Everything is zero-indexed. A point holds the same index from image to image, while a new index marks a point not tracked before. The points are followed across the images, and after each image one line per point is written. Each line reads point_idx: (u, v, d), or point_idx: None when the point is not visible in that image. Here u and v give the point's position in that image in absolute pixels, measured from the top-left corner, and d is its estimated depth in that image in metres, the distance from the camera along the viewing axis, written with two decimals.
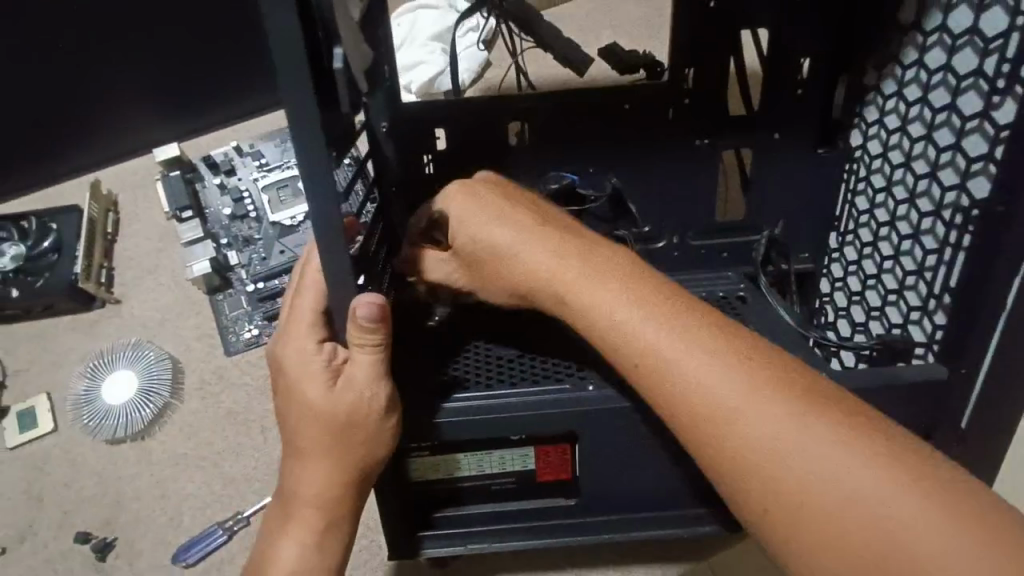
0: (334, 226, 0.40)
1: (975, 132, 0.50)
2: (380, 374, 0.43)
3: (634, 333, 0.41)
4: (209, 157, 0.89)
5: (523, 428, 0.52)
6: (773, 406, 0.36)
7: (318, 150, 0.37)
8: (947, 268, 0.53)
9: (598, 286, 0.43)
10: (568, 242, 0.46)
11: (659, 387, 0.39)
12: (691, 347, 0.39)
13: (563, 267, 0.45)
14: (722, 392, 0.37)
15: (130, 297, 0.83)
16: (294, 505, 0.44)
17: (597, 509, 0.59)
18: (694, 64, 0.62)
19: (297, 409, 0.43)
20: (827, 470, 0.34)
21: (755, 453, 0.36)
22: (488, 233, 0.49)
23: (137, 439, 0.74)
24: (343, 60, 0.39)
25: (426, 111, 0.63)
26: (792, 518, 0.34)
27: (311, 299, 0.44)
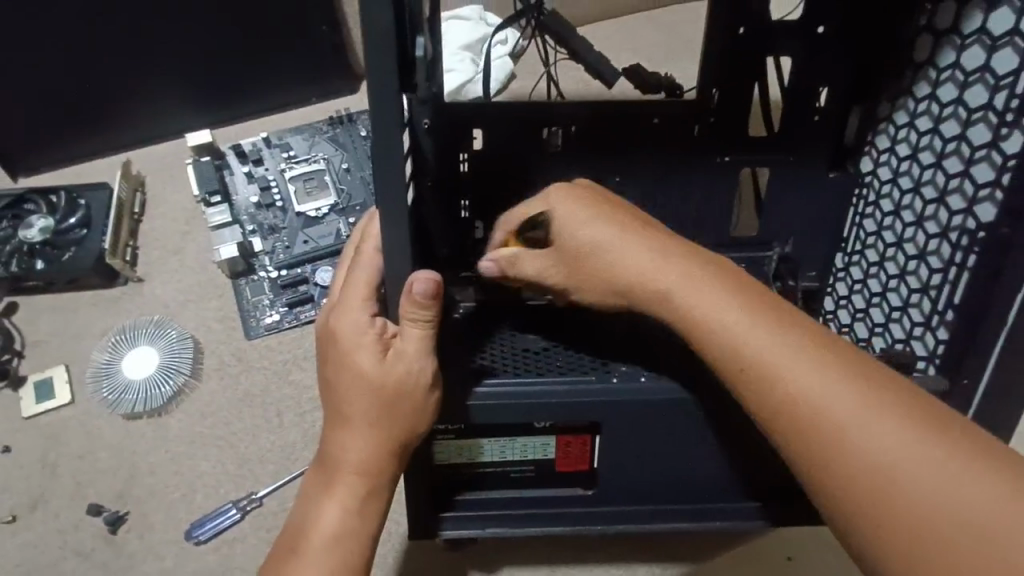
0: (402, 205, 0.43)
1: (983, 160, 0.55)
2: (428, 350, 0.46)
3: (721, 326, 0.44)
4: (238, 145, 0.91)
5: (550, 414, 0.55)
6: (842, 394, 0.39)
7: (394, 130, 0.41)
8: (952, 286, 0.57)
9: (689, 287, 0.46)
10: (669, 246, 0.50)
11: (737, 368, 0.43)
12: (765, 325, 0.43)
13: (671, 277, 0.48)
14: (798, 377, 0.41)
15: (152, 276, 0.84)
16: (339, 470, 0.48)
17: (610, 500, 0.61)
18: (721, 85, 0.67)
19: (346, 378, 0.46)
20: (893, 452, 0.37)
21: (828, 433, 0.39)
22: (604, 238, 0.51)
23: (153, 415, 0.74)
24: (422, 49, 0.45)
25: (465, 110, 0.66)
26: (860, 491, 0.38)
27: (367, 273, 0.47)
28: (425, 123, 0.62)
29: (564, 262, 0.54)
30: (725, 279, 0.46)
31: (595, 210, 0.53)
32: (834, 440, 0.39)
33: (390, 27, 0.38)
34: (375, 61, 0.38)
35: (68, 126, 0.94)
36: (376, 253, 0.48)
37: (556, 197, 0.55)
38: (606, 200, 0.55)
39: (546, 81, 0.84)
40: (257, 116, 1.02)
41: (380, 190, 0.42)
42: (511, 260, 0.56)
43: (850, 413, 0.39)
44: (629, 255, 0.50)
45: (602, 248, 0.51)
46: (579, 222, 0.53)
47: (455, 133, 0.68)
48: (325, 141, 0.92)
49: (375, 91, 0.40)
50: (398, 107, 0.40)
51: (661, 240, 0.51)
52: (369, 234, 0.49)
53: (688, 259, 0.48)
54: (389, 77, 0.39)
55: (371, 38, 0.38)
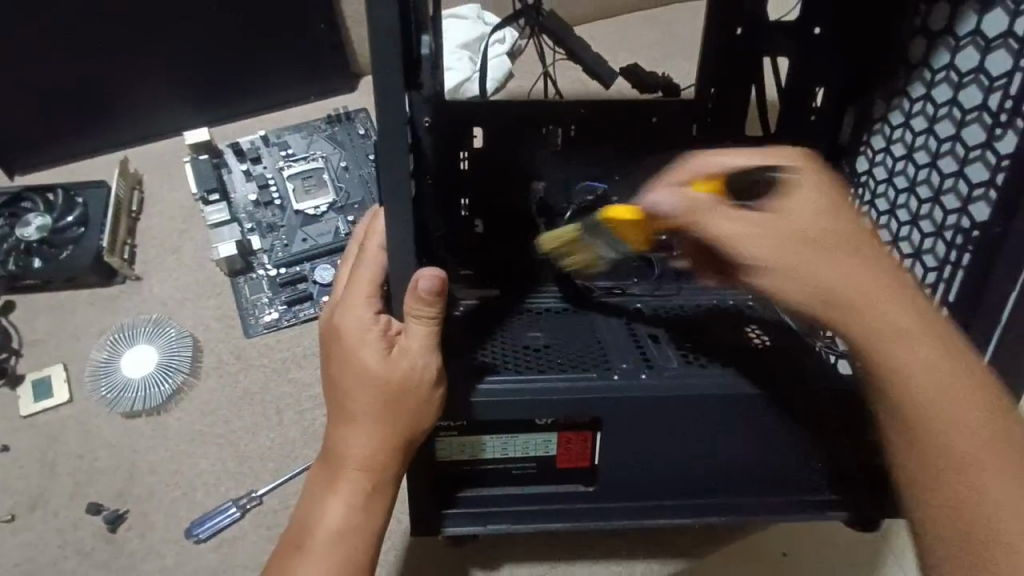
0: (405, 200, 0.43)
1: (977, 160, 0.55)
2: (433, 347, 0.46)
3: (881, 321, 0.42)
4: (236, 144, 0.91)
5: (551, 411, 0.56)
6: (962, 408, 0.40)
7: (395, 127, 0.41)
8: (947, 284, 0.58)
9: (868, 287, 0.42)
10: (870, 251, 0.43)
11: (884, 359, 0.41)
12: (920, 332, 0.41)
13: (869, 287, 0.42)
14: (935, 385, 0.40)
15: (150, 274, 0.84)
16: (342, 466, 0.48)
17: (610, 497, 0.62)
18: (718, 86, 0.69)
19: (350, 375, 0.47)
20: (990, 477, 0.38)
21: (944, 452, 0.39)
22: (830, 231, 0.43)
23: (152, 414, 0.74)
24: (425, 48, 0.45)
25: (467, 109, 0.67)
26: (950, 511, 0.39)
27: (371, 271, 0.48)
28: (426, 122, 0.63)
29: (766, 237, 0.43)
30: (903, 292, 0.42)
31: (817, 196, 0.44)
32: (947, 460, 0.39)
33: (395, 27, 0.38)
34: (380, 58, 0.39)
35: (64, 124, 0.94)
36: (380, 251, 0.48)
37: (783, 163, 0.46)
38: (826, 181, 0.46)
39: (546, 80, 0.84)
40: (254, 114, 1.01)
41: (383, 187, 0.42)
42: (703, 212, 0.45)
43: (973, 443, 0.39)
44: (842, 255, 0.43)
45: (839, 246, 0.43)
46: (810, 202, 0.44)
47: (456, 132, 0.68)
48: (323, 140, 0.92)
49: (379, 90, 0.40)
50: (402, 105, 0.40)
51: (864, 243, 0.43)
52: (373, 233, 0.50)
53: (878, 266, 0.43)
54: (392, 76, 0.39)
55: (378, 36, 0.38)
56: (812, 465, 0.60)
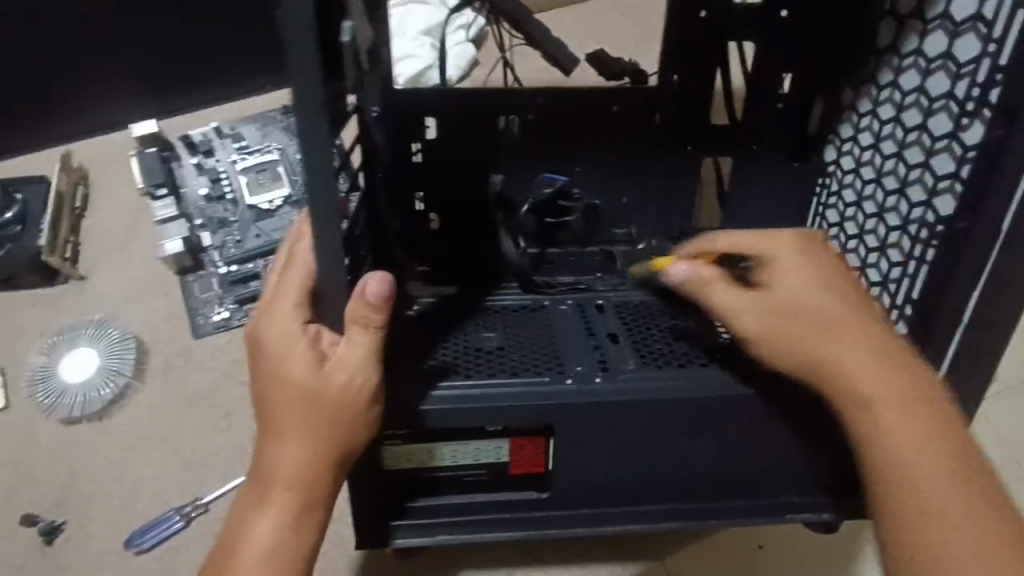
0: (332, 200, 0.39)
1: (944, 151, 0.52)
2: (372, 359, 0.44)
3: (839, 353, 0.46)
4: (188, 137, 0.88)
5: (502, 418, 0.53)
6: (908, 429, 0.44)
7: (318, 121, 0.37)
8: (911, 280, 0.55)
9: (842, 333, 0.46)
10: (848, 307, 0.48)
11: (842, 385, 0.46)
12: (878, 362, 0.45)
13: (850, 340, 0.46)
14: (883, 404, 0.44)
15: (94, 274, 0.80)
16: (270, 484, 0.45)
17: (565, 504, 0.59)
18: (684, 72, 0.65)
19: (276, 389, 0.44)
20: (932, 491, 0.42)
21: (908, 478, 0.42)
22: (812, 298, 0.48)
23: (94, 419, 0.71)
24: (350, 33, 0.39)
25: (419, 97, 0.63)
26: (909, 533, 0.42)
27: (300, 278, 0.44)
28: (374, 111, 0.59)
29: (761, 308, 0.49)
30: (893, 360, 0.45)
31: (812, 269, 0.50)
32: (907, 487, 0.42)
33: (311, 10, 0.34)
34: (293, 40, 0.35)
35: None
36: (309, 258, 0.45)
37: (790, 244, 0.51)
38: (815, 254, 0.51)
39: (505, 68, 0.80)
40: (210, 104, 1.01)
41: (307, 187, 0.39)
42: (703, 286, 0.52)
43: (939, 502, 0.41)
44: (822, 317, 0.47)
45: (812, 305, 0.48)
46: (799, 273, 0.49)
47: (406, 123, 0.64)
48: (279, 130, 0.88)
49: (294, 82, 0.36)
50: (323, 98, 0.36)
51: (848, 303, 0.48)
52: (302, 236, 0.47)
53: (854, 319, 0.47)
54: (309, 61, 0.35)
55: (288, 14, 0.34)
56: (773, 466, 0.58)
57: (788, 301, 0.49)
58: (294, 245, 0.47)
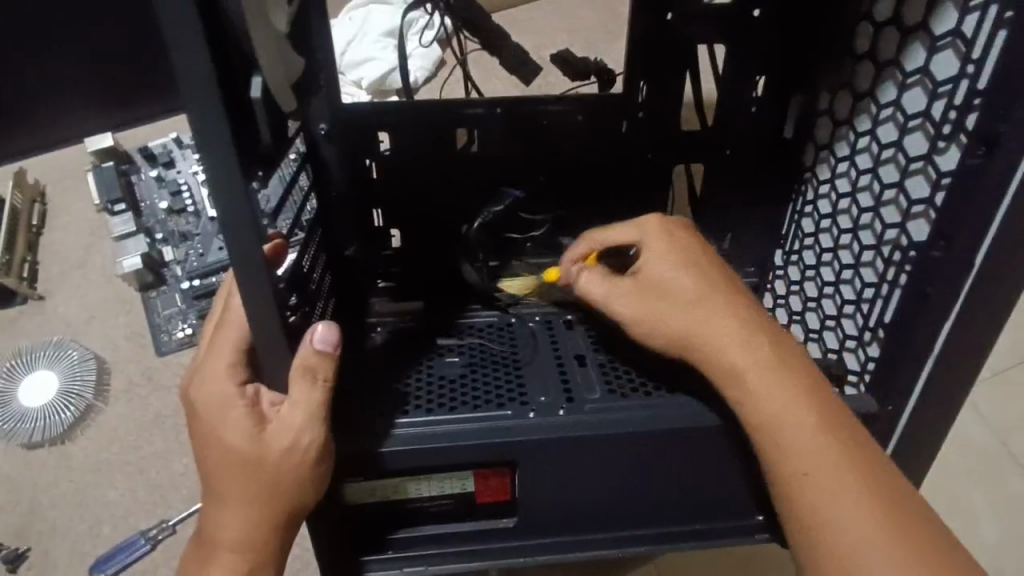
0: (257, 257, 0.37)
1: (919, 173, 0.49)
2: (316, 416, 0.41)
3: (722, 354, 0.46)
4: (146, 148, 0.87)
5: (462, 456, 0.51)
6: (797, 429, 0.43)
7: (236, 185, 0.35)
8: (884, 303, 0.53)
9: (721, 329, 0.46)
10: (718, 299, 0.48)
11: (728, 385, 0.45)
12: (756, 357, 0.45)
13: (714, 314, 0.47)
14: (769, 404, 0.44)
15: (54, 294, 0.81)
16: (210, 548, 0.42)
17: (533, 532, 0.57)
18: (649, 78, 0.61)
19: (210, 454, 0.41)
20: (822, 493, 0.41)
21: (781, 447, 0.43)
22: (675, 275, 0.50)
23: (55, 443, 0.71)
24: (263, 88, 0.37)
25: (371, 111, 0.60)
26: (792, 501, 0.42)
27: (235, 334, 0.43)
28: (322, 128, 0.57)
29: (637, 297, 0.51)
30: (772, 355, 0.45)
31: (676, 247, 0.51)
32: (782, 458, 0.43)
33: (207, 60, 0.31)
34: (198, 105, 0.32)
35: None
36: (243, 315, 0.43)
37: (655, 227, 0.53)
38: (684, 241, 0.52)
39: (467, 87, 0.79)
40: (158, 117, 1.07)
41: (230, 249, 0.37)
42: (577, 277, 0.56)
43: (828, 502, 0.41)
44: (697, 311, 0.48)
45: (683, 296, 0.49)
46: (663, 252, 0.51)
47: (358, 140, 0.61)
48: None
49: (199, 137, 0.33)
50: (234, 153, 0.34)
51: (718, 296, 0.48)
52: (236, 290, 0.45)
53: (726, 312, 0.47)
54: (219, 122, 0.33)
55: (184, 74, 0.31)
56: (744, 489, 0.57)
57: (658, 280, 0.50)
58: (230, 300, 0.45)
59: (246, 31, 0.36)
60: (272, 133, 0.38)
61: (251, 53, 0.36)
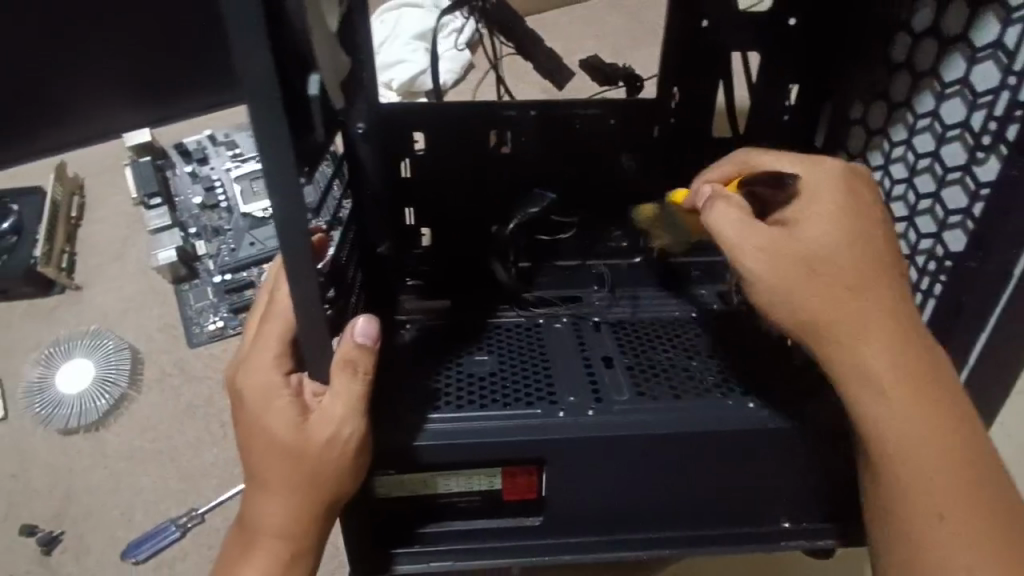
0: (306, 250, 0.38)
1: (956, 184, 0.49)
2: (356, 409, 0.42)
3: (872, 354, 0.43)
4: (181, 145, 0.89)
5: (491, 453, 0.52)
6: (925, 442, 0.43)
7: (289, 180, 0.35)
8: (916, 312, 0.53)
9: (872, 330, 0.44)
10: (873, 291, 0.45)
11: (873, 383, 0.43)
12: (897, 362, 0.43)
13: (874, 299, 0.45)
14: (904, 413, 0.43)
15: (90, 284, 0.83)
16: (253, 533, 0.43)
17: (559, 530, 0.58)
18: (682, 84, 0.62)
19: (255, 442, 0.42)
20: (930, 504, 0.42)
21: (909, 452, 0.43)
22: (841, 246, 0.46)
23: (90, 430, 0.72)
24: (318, 87, 0.38)
25: (406, 111, 0.61)
26: (897, 500, 0.43)
27: (280, 326, 0.44)
28: (359, 127, 0.55)
29: (786, 269, 0.45)
30: (917, 360, 0.44)
31: (846, 212, 0.46)
32: (902, 464, 0.43)
33: (270, 58, 0.32)
34: (258, 102, 0.33)
35: None
36: (289, 307, 0.44)
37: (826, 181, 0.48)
38: (846, 213, 0.47)
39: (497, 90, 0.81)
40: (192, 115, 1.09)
41: (281, 243, 0.37)
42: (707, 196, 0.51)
43: (935, 511, 0.42)
44: (848, 304, 0.44)
45: (837, 285, 0.45)
46: (830, 215, 0.46)
47: (394, 140, 0.62)
48: None
49: (257, 132, 0.34)
50: (291, 149, 0.35)
51: (873, 290, 0.45)
52: (282, 283, 0.46)
53: (882, 310, 0.44)
54: (278, 119, 0.34)
55: (247, 72, 0.32)
56: (771, 495, 0.57)
57: (813, 257, 0.45)
58: (275, 292, 0.46)
59: (305, 32, 0.37)
60: (323, 132, 0.39)
61: (307, 53, 0.37)
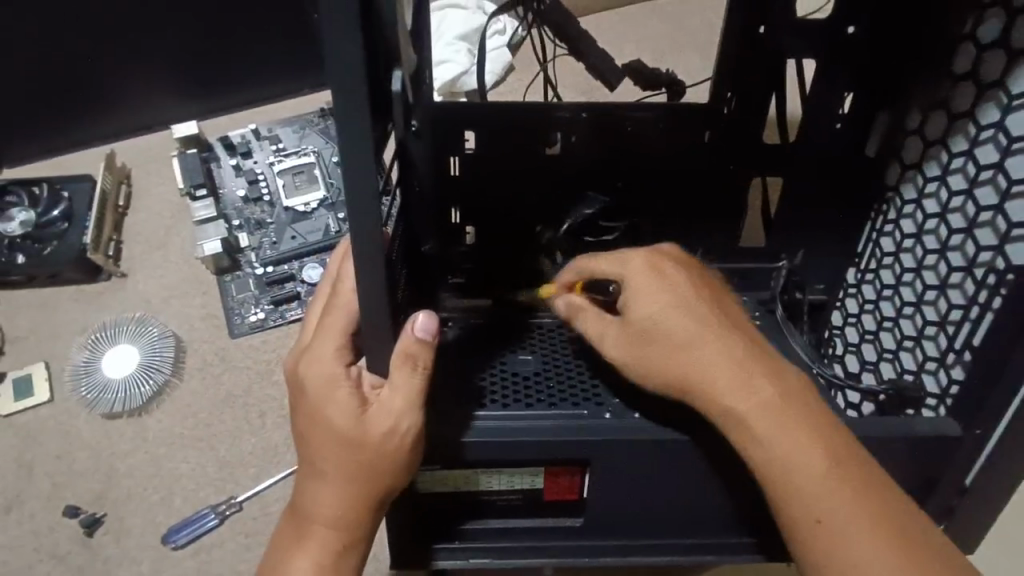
0: (377, 242, 0.38)
1: (1021, 197, 0.49)
2: (416, 403, 0.43)
3: (723, 396, 0.45)
4: (226, 138, 0.90)
5: (538, 454, 0.51)
6: (804, 461, 0.43)
7: (366, 174, 0.36)
8: (972, 325, 0.52)
9: (721, 371, 0.46)
10: (713, 334, 0.48)
11: (733, 425, 0.45)
12: (748, 392, 0.45)
13: (713, 361, 0.47)
14: (770, 438, 0.44)
15: (136, 272, 0.84)
16: (307, 521, 0.44)
17: (598, 532, 0.58)
18: (737, 89, 0.61)
19: (317, 431, 0.43)
20: (834, 523, 0.42)
21: (789, 478, 0.43)
22: (664, 316, 0.49)
23: (133, 414, 0.74)
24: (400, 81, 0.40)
25: (460, 108, 0.61)
26: (806, 533, 0.43)
27: (343, 319, 0.44)
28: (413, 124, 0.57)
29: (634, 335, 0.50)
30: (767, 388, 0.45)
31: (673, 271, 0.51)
32: (791, 492, 0.43)
33: (360, 53, 0.33)
34: (345, 99, 0.34)
35: None
36: (352, 301, 0.45)
37: (638, 262, 0.52)
38: (669, 269, 0.51)
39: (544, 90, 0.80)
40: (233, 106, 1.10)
41: (355, 235, 0.38)
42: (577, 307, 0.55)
43: (839, 530, 0.42)
44: (688, 346, 0.47)
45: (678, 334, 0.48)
46: (653, 292, 0.50)
47: (444, 137, 0.62)
48: (316, 134, 0.90)
49: (339, 124, 0.34)
50: (370, 142, 0.35)
51: (714, 332, 0.48)
52: (345, 276, 0.47)
53: (723, 349, 0.47)
54: (361, 114, 0.34)
55: (336, 68, 0.33)
56: None
57: (651, 315, 0.49)
58: (337, 285, 0.47)
59: (387, 32, 0.37)
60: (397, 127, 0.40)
61: (387, 52, 0.38)
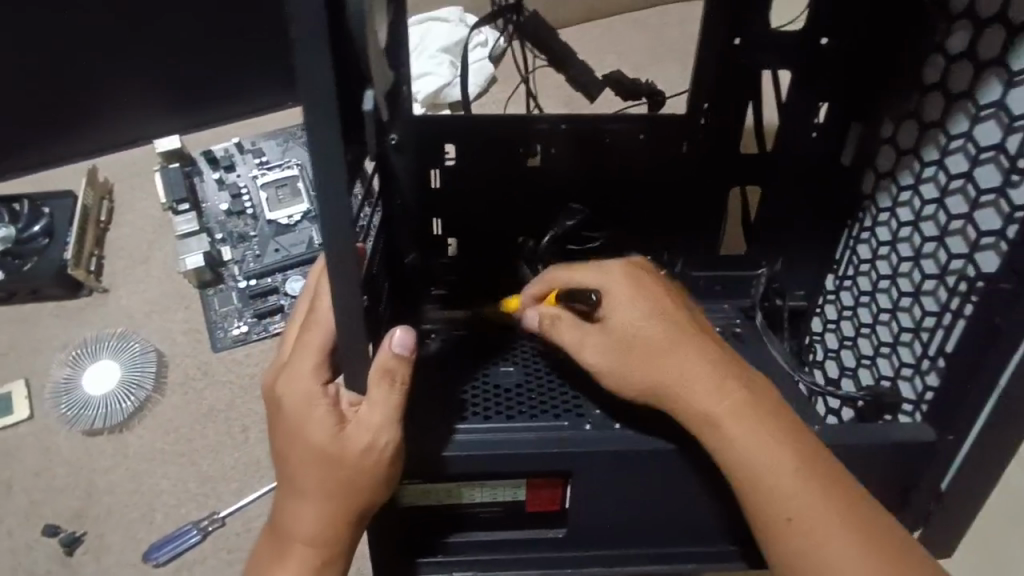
0: (351, 258, 0.38)
1: (990, 206, 0.49)
2: (394, 419, 0.42)
3: (698, 402, 0.46)
4: (209, 152, 0.90)
5: (519, 466, 0.51)
6: (777, 465, 0.44)
7: (339, 191, 0.36)
8: (946, 332, 0.53)
9: (694, 377, 0.47)
10: (686, 341, 0.49)
11: (708, 430, 0.46)
12: (721, 397, 0.46)
13: (688, 368, 0.47)
14: (745, 442, 0.45)
15: (118, 287, 0.84)
16: (286, 538, 0.44)
17: (581, 542, 0.58)
18: (714, 101, 0.62)
19: (294, 450, 0.43)
20: (809, 525, 0.43)
21: (764, 483, 0.44)
22: (640, 324, 0.50)
23: (114, 431, 0.73)
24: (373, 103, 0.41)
25: (440, 121, 0.61)
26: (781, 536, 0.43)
27: (320, 336, 0.44)
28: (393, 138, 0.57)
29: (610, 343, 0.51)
30: (738, 393, 0.46)
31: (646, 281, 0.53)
32: (766, 496, 0.44)
33: (330, 72, 0.33)
34: (317, 117, 0.34)
35: None
36: (330, 318, 0.44)
37: (615, 269, 0.53)
38: (642, 279, 0.53)
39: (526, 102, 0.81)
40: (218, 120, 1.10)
41: (330, 251, 0.38)
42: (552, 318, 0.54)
43: (814, 532, 0.42)
44: (662, 353, 0.48)
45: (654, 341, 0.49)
46: (629, 300, 0.51)
47: (425, 150, 0.62)
48: (299, 147, 0.90)
49: (311, 141, 0.34)
50: (342, 159, 0.35)
51: (687, 340, 0.49)
52: (322, 293, 0.47)
53: (696, 356, 0.48)
54: (333, 132, 0.34)
55: (307, 87, 0.33)
56: None
57: (627, 323, 0.50)
58: (315, 301, 0.47)
59: (360, 50, 0.38)
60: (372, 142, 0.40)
61: (360, 69, 0.38)
